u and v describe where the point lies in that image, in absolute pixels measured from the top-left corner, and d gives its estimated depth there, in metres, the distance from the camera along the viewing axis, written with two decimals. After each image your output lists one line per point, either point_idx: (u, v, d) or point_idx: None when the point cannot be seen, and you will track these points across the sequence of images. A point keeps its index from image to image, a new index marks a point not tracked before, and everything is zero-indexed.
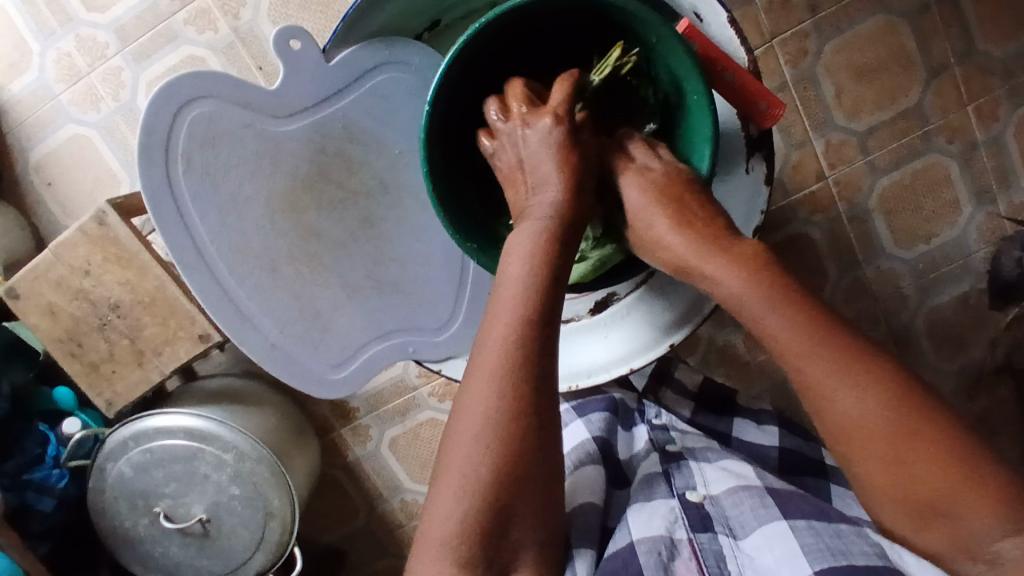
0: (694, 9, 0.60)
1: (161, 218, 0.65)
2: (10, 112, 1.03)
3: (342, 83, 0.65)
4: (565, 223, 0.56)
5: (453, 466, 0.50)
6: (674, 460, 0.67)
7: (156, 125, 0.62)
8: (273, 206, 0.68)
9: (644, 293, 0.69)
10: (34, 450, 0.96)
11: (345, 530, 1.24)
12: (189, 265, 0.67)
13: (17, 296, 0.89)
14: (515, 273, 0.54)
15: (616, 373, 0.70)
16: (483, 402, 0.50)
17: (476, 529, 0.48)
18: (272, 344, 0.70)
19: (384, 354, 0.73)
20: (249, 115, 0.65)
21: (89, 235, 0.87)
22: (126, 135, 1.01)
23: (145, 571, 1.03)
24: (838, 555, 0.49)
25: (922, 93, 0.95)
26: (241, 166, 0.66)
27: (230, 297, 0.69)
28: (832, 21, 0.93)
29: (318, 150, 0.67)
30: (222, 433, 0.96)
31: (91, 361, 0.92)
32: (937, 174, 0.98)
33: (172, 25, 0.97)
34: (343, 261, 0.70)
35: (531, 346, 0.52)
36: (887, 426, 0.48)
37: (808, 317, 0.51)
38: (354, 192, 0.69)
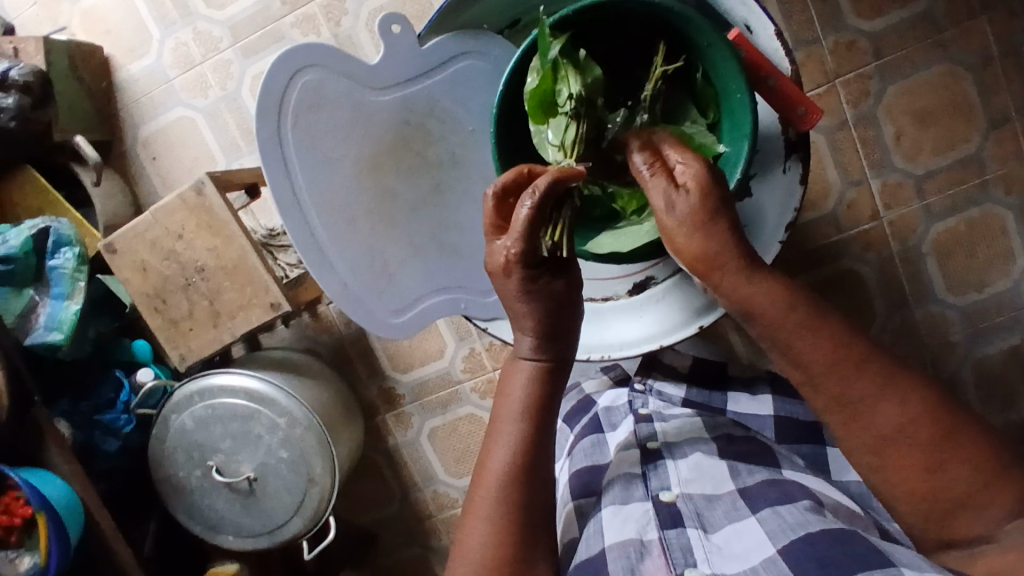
0: (744, 22, 0.65)
1: (267, 163, 0.70)
2: (128, 91, 1.15)
3: (429, 66, 0.72)
4: (552, 378, 0.62)
5: (480, 507, 0.59)
6: (652, 460, 0.67)
7: (272, 87, 0.68)
8: (361, 167, 0.74)
9: (681, 278, 0.70)
10: (108, 395, 1.05)
11: (377, 514, 1.29)
12: (285, 210, 0.71)
13: (115, 251, 1.00)
14: (507, 432, 0.60)
15: (647, 349, 0.71)
16: (481, 550, 0.58)
17: (501, 552, 0.58)
18: (344, 287, 0.75)
19: (438, 307, 0.79)
20: (349, 84, 0.71)
21: (187, 204, 0.97)
22: (226, 120, 1.13)
23: (191, 522, 1.09)
24: (797, 528, 0.51)
25: (982, 141, 0.96)
26: (339, 128, 0.72)
27: (316, 244, 0.73)
28: (896, 65, 0.95)
29: (403, 121, 0.74)
30: (278, 397, 1.03)
31: (171, 318, 1.01)
32: (993, 223, 0.98)
33: (280, 26, 1.08)
34: (413, 223, 0.76)
35: (520, 495, 0.59)
36: (909, 435, 0.56)
37: (836, 341, 0.57)
38: (430, 161, 0.75)
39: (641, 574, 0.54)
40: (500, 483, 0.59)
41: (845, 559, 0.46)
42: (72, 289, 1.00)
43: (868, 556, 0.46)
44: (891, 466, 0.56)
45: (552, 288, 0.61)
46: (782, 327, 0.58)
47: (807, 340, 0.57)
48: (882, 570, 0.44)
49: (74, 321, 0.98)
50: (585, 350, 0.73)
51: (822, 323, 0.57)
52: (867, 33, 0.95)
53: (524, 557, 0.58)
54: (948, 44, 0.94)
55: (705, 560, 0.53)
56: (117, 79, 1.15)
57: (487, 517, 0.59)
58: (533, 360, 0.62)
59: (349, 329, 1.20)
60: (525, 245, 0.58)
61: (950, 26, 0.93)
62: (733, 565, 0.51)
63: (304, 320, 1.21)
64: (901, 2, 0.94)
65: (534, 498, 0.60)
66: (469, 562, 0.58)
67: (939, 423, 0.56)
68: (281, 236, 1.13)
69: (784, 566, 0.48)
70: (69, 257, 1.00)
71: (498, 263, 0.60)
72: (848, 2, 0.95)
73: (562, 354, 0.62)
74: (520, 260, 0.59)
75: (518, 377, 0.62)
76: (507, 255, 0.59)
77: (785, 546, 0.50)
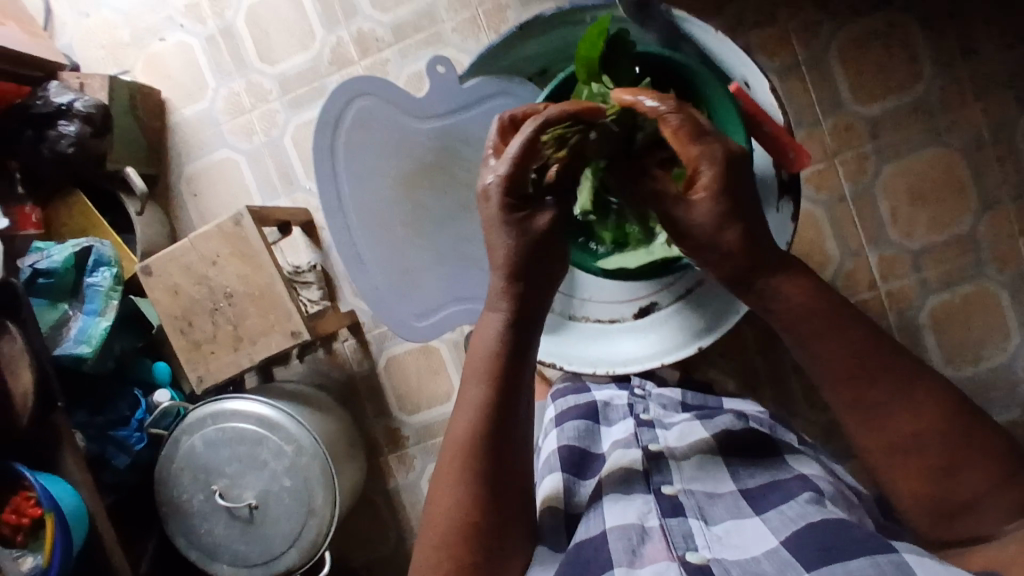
0: (743, 77, 0.68)
1: (318, 172, 0.81)
2: (179, 131, 1.25)
3: (467, 101, 0.78)
4: (520, 333, 0.59)
5: (451, 465, 0.57)
6: (654, 460, 0.64)
7: (331, 106, 0.79)
8: (399, 180, 0.82)
9: (687, 302, 0.74)
10: (123, 412, 1.10)
11: (371, 559, 1.27)
12: (329, 211, 0.81)
13: (150, 273, 1.05)
14: (472, 394, 0.58)
15: (648, 365, 0.74)
16: (450, 516, 0.56)
17: (470, 514, 0.56)
18: (374, 287, 0.82)
19: (458, 315, 0.82)
20: (397, 111, 0.80)
21: (223, 232, 1.03)
22: (267, 163, 1.22)
23: (189, 546, 1.10)
24: (800, 519, 0.52)
25: (975, 221, 1.02)
26: (384, 147, 0.81)
27: (352, 243, 0.82)
28: (891, 147, 1.03)
29: (441, 146, 0.80)
30: (289, 425, 1.06)
31: (195, 339, 1.06)
32: (987, 299, 1.02)
33: (326, 82, 1.18)
34: (443, 233, 0.82)
35: (486, 457, 0.57)
36: (923, 440, 0.55)
37: (863, 341, 0.57)
38: (462, 183, 0.81)
39: (641, 557, 0.53)
40: (466, 446, 0.57)
41: (847, 543, 0.47)
42: (105, 306, 1.05)
43: (869, 541, 0.46)
44: (902, 468, 0.56)
45: (533, 223, 0.58)
46: (816, 322, 0.57)
47: (828, 348, 0.57)
48: (885, 554, 0.44)
49: (103, 336, 1.03)
50: (592, 363, 0.75)
51: (850, 324, 0.57)
52: (863, 116, 1.03)
53: (493, 520, 0.56)
54: (940, 131, 1.02)
55: (706, 546, 0.52)
56: (170, 120, 1.26)
57: (456, 481, 0.57)
58: (502, 315, 0.59)
59: (361, 367, 1.24)
60: (513, 173, 0.55)
61: (942, 114, 1.01)
62: (733, 553, 0.51)
63: (319, 355, 1.25)
64: (896, 91, 1.02)
65: (503, 460, 0.57)
66: (438, 528, 0.56)
67: (959, 424, 0.55)
68: (304, 273, 1.21)
69: (785, 554, 0.48)
70: (106, 276, 1.06)
71: (484, 192, 0.57)
72: (846, 88, 1.03)
73: (533, 307, 0.60)
74: (506, 189, 0.56)
75: (487, 332, 0.59)
76: (495, 182, 0.56)
77: (787, 536, 0.50)
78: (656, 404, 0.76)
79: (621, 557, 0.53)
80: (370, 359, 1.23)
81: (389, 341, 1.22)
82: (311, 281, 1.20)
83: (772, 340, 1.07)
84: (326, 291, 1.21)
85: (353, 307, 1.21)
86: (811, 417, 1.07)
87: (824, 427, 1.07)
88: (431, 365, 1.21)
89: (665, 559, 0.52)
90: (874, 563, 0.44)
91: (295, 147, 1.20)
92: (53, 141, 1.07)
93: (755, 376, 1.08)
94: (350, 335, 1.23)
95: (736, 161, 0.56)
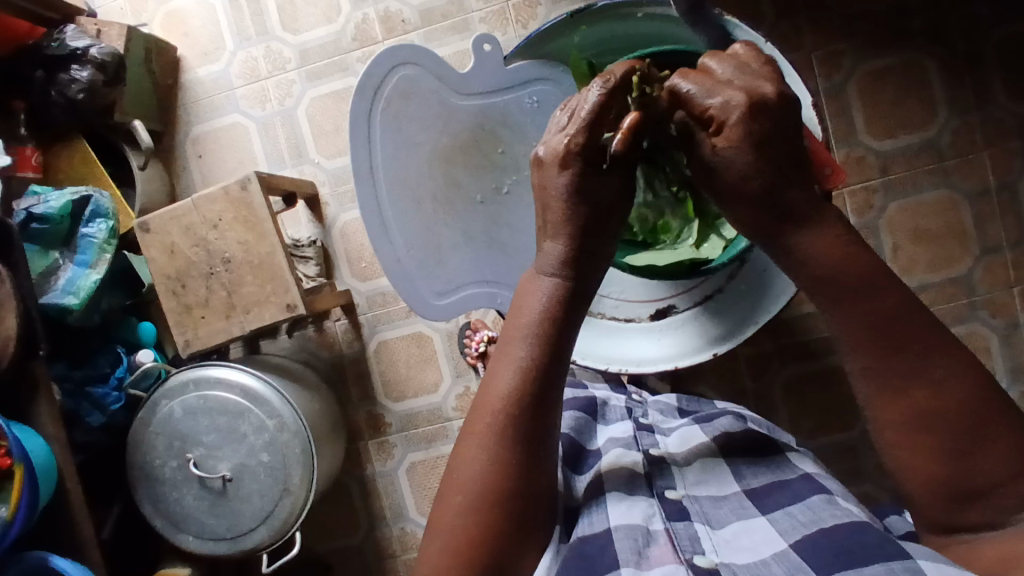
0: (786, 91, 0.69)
1: (354, 137, 0.80)
2: (191, 91, 1.24)
3: (510, 83, 0.78)
4: (572, 297, 0.56)
5: (481, 427, 0.54)
6: (657, 464, 0.65)
7: (375, 71, 0.79)
8: (434, 156, 0.81)
9: (704, 308, 0.75)
10: (103, 368, 1.07)
11: (339, 544, 1.24)
12: (360, 178, 0.80)
13: (148, 230, 1.03)
14: (514, 354, 0.55)
15: (663, 368, 0.74)
16: (479, 478, 0.54)
17: (499, 482, 0.54)
18: (397, 261, 0.81)
19: (477, 298, 0.81)
20: (439, 85, 0.80)
21: (229, 196, 1.02)
22: (278, 132, 1.20)
23: (156, 514, 1.07)
24: (811, 524, 0.53)
25: (973, 266, 1.04)
26: (423, 118, 0.80)
27: (380, 213, 0.81)
28: (900, 183, 1.05)
29: (479, 125, 0.80)
30: (273, 399, 1.03)
31: (186, 302, 1.04)
32: (977, 343, 1.04)
33: (347, 58, 1.17)
34: (472, 213, 0.81)
35: (523, 422, 0.54)
36: (940, 418, 0.49)
37: (897, 304, 0.50)
38: (495, 164, 0.81)
39: (648, 558, 0.54)
40: (501, 409, 0.54)
41: (862, 549, 0.47)
42: (97, 260, 1.02)
43: (884, 548, 0.47)
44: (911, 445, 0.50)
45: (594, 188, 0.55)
46: (838, 283, 0.51)
47: (848, 308, 0.51)
48: (899, 561, 0.45)
49: (92, 289, 1.00)
50: (605, 361, 0.75)
51: (884, 284, 0.50)
52: (875, 150, 1.05)
53: (522, 487, 0.54)
54: (948, 173, 1.04)
55: (713, 550, 0.54)
56: (183, 78, 1.24)
57: (487, 443, 0.54)
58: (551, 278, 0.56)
59: (350, 349, 1.22)
60: (587, 135, 0.53)
61: (952, 156, 1.03)
62: (743, 556, 0.52)
63: (308, 333, 1.23)
64: (910, 128, 1.04)
65: (541, 428, 0.55)
66: (465, 489, 0.54)
67: (991, 410, 0.49)
68: (303, 246, 1.18)
69: (796, 557, 0.50)
70: (102, 229, 1.03)
71: (556, 154, 0.54)
72: (861, 121, 1.05)
73: (587, 271, 0.56)
74: (580, 150, 0.53)
75: (534, 292, 0.56)
76: (567, 143, 0.53)
77: (797, 541, 0.51)
78: (654, 410, 0.80)
79: (628, 557, 0.54)
80: (361, 342, 1.21)
81: (382, 326, 1.20)
82: (309, 256, 1.17)
83: (765, 362, 1.08)
84: (322, 268, 1.18)
85: (348, 287, 1.20)
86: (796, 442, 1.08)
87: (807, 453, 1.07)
88: (422, 354, 1.19)
89: (672, 562, 0.53)
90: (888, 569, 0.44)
91: (308, 120, 1.19)
92: (64, 85, 1.06)
93: (743, 397, 1.08)
94: (342, 316, 1.21)
95: (770, 109, 0.49)
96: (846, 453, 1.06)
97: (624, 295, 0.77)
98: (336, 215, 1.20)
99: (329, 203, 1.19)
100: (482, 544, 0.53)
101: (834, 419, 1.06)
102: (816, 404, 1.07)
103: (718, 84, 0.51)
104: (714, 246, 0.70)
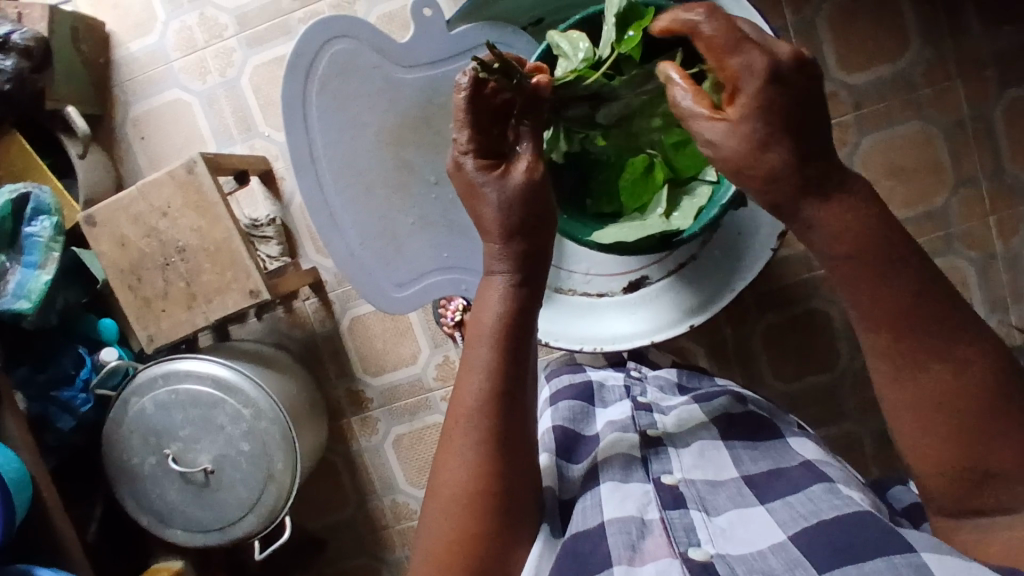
0: None
1: (288, 120, 0.75)
2: (127, 68, 1.16)
3: (455, 51, 0.73)
4: (529, 294, 0.57)
5: (455, 438, 0.55)
6: (652, 447, 0.65)
7: (305, 50, 0.73)
8: (380, 136, 0.76)
9: (678, 278, 0.73)
10: (68, 369, 1.02)
11: (332, 520, 1.24)
12: (300, 167, 0.76)
13: (95, 223, 0.98)
14: (477, 357, 0.55)
15: (639, 344, 0.72)
16: (456, 484, 0.54)
17: (478, 487, 0.54)
18: (350, 253, 0.78)
19: (440, 285, 0.79)
20: (378, 58, 0.74)
21: (176, 180, 0.96)
22: (222, 106, 1.13)
23: (140, 511, 1.05)
24: (810, 517, 0.52)
25: (948, 198, 1.02)
26: (364, 96, 0.75)
27: (326, 204, 0.77)
28: (873, 118, 1.02)
29: (427, 99, 0.75)
30: (247, 387, 1.00)
31: (144, 296, 0.99)
32: (954, 276, 1.04)
33: (289, 21, 1.09)
34: (425, 194, 0.77)
35: (492, 423, 0.54)
36: (952, 397, 0.48)
37: (908, 283, 0.48)
38: (448, 139, 0.75)
39: (642, 553, 0.53)
40: (471, 413, 0.54)
41: (862, 542, 0.47)
42: (45, 259, 0.96)
43: (884, 540, 0.46)
44: (928, 426, 0.50)
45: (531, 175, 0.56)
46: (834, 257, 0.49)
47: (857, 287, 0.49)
48: (902, 556, 0.44)
49: (44, 290, 0.95)
50: (579, 341, 0.73)
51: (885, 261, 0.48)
52: (848, 85, 1.01)
53: (502, 487, 0.54)
54: (922, 105, 1.01)
55: (709, 541, 0.53)
56: (115, 55, 1.16)
57: (462, 448, 0.55)
58: (506, 276, 0.56)
59: (323, 327, 1.19)
60: (473, 139, 0.55)
61: (926, 87, 1.00)
62: (738, 547, 0.52)
63: (278, 314, 1.20)
64: (882, 60, 1.00)
65: (511, 425, 0.55)
66: (444, 496, 0.54)
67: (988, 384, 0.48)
68: (263, 226, 1.14)
69: (794, 550, 0.49)
70: (46, 226, 0.97)
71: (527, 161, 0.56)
72: (832, 56, 1.01)
73: (538, 266, 0.57)
74: (472, 151, 0.56)
75: (492, 294, 0.56)
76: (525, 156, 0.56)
77: (795, 533, 0.51)
78: (653, 386, 0.79)
79: (621, 553, 0.53)
80: (333, 320, 1.18)
81: (353, 302, 1.17)
82: (269, 236, 1.13)
83: (743, 310, 1.07)
84: (285, 248, 1.14)
85: (314, 264, 1.15)
86: (778, 386, 1.08)
87: (790, 395, 1.08)
88: (397, 327, 1.16)
89: (666, 556, 0.52)
90: (891, 565, 0.44)
91: (253, 90, 1.12)
92: None
93: (724, 346, 1.08)
94: (311, 294, 1.17)
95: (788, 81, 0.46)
96: (828, 392, 1.07)
97: (593, 268, 0.75)
98: (293, 190, 1.14)
99: (285, 177, 1.14)
100: (466, 549, 0.53)
101: (815, 361, 1.06)
102: (795, 349, 1.06)
103: (736, 41, 0.46)
104: (685, 213, 0.65)
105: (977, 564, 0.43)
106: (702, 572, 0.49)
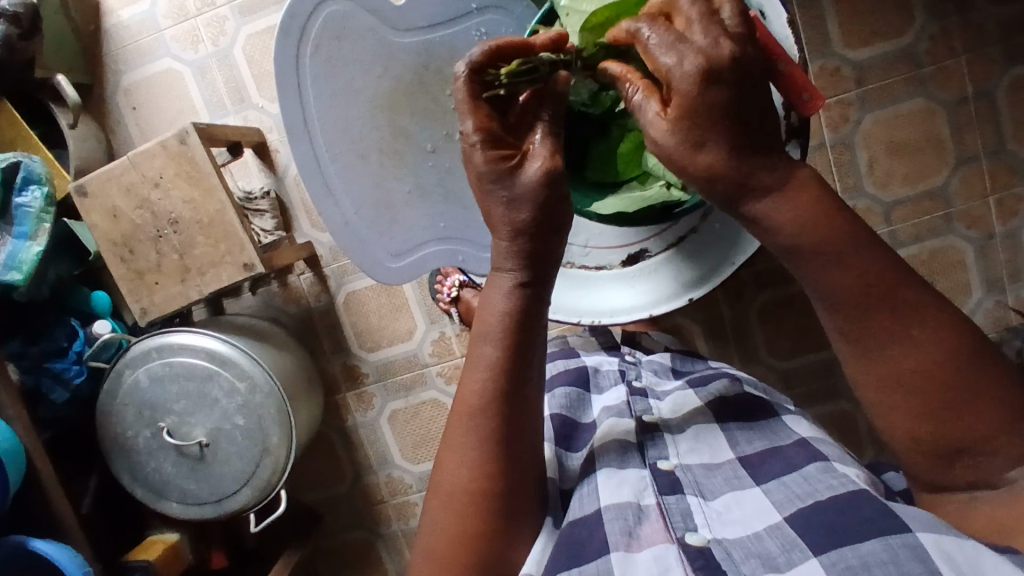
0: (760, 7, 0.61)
1: (282, 86, 0.74)
2: (117, 35, 1.13)
3: (450, 14, 0.71)
4: (533, 295, 0.56)
5: (457, 439, 0.56)
6: (649, 432, 0.65)
7: (298, 10, 0.71)
8: (376, 103, 0.75)
9: (677, 251, 0.72)
10: (60, 342, 1.02)
11: (328, 494, 1.25)
12: (295, 133, 0.75)
13: (86, 194, 0.96)
14: (481, 359, 0.55)
15: (636, 316, 0.72)
16: (458, 482, 0.55)
17: (477, 489, 0.55)
18: (346, 223, 0.77)
19: (435, 256, 0.78)
20: (374, 21, 0.72)
21: (168, 151, 0.94)
22: (215, 76, 1.11)
23: (135, 484, 1.05)
24: (806, 498, 0.52)
25: (948, 177, 1.01)
26: (359, 60, 0.74)
27: (320, 171, 0.76)
28: (875, 95, 1.00)
29: (423, 63, 0.73)
30: (242, 361, 0.99)
31: (137, 268, 0.98)
32: (953, 255, 1.03)
33: None
34: (422, 162, 0.76)
35: (495, 425, 0.55)
36: (934, 379, 0.48)
37: (882, 268, 0.47)
38: (445, 107, 0.74)
39: (638, 538, 0.54)
40: (473, 414, 0.55)
41: (856, 523, 0.47)
42: (36, 230, 0.95)
43: (878, 520, 0.46)
44: (910, 408, 0.49)
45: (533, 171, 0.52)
46: (822, 246, 0.48)
47: (837, 273, 0.48)
48: (897, 536, 0.44)
49: (35, 261, 0.94)
50: (577, 313, 0.73)
51: (864, 247, 0.47)
52: (851, 61, 1.00)
53: (502, 487, 0.55)
54: (925, 81, 0.99)
55: (706, 525, 0.53)
56: (105, 22, 1.14)
57: (463, 448, 0.56)
58: (513, 275, 0.55)
59: (318, 302, 1.18)
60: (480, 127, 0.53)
61: (929, 64, 0.99)
62: (734, 530, 0.52)
63: (272, 288, 1.19)
64: (885, 36, 0.99)
65: (513, 424, 0.56)
66: (445, 493, 0.56)
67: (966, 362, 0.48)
68: (257, 199, 1.12)
69: (791, 532, 0.49)
70: (36, 196, 0.96)
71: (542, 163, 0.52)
72: (836, 30, 1.00)
73: (545, 266, 0.55)
74: (481, 140, 0.53)
75: (497, 293, 0.55)
76: (539, 154, 0.53)
77: (791, 514, 0.51)
78: (648, 370, 0.79)
79: (618, 539, 0.53)
80: (328, 295, 1.17)
81: (348, 276, 1.16)
82: (263, 210, 1.12)
83: (740, 287, 1.06)
84: (280, 221, 1.13)
85: (309, 239, 1.14)
86: (774, 365, 1.08)
87: (785, 374, 1.08)
88: (393, 302, 1.16)
89: (664, 541, 0.53)
90: (887, 546, 0.44)
91: (246, 60, 1.10)
92: None
93: (720, 323, 1.08)
94: (306, 269, 1.17)
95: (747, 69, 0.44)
96: (823, 371, 1.07)
97: (592, 241, 0.74)
98: (288, 162, 1.13)
99: (279, 149, 1.12)
100: (463, 547, 0.55)
101: (811, 339, 1.06)
102: (791, 327, 1.06)
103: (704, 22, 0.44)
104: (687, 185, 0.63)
105: (971, 541, 0.43)
106: (700, 559, 0.50)
